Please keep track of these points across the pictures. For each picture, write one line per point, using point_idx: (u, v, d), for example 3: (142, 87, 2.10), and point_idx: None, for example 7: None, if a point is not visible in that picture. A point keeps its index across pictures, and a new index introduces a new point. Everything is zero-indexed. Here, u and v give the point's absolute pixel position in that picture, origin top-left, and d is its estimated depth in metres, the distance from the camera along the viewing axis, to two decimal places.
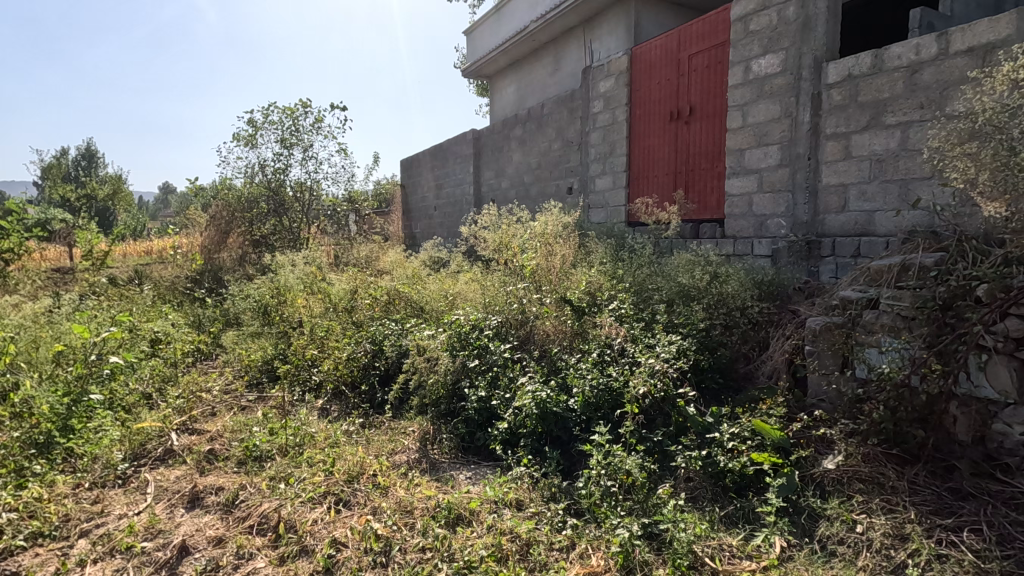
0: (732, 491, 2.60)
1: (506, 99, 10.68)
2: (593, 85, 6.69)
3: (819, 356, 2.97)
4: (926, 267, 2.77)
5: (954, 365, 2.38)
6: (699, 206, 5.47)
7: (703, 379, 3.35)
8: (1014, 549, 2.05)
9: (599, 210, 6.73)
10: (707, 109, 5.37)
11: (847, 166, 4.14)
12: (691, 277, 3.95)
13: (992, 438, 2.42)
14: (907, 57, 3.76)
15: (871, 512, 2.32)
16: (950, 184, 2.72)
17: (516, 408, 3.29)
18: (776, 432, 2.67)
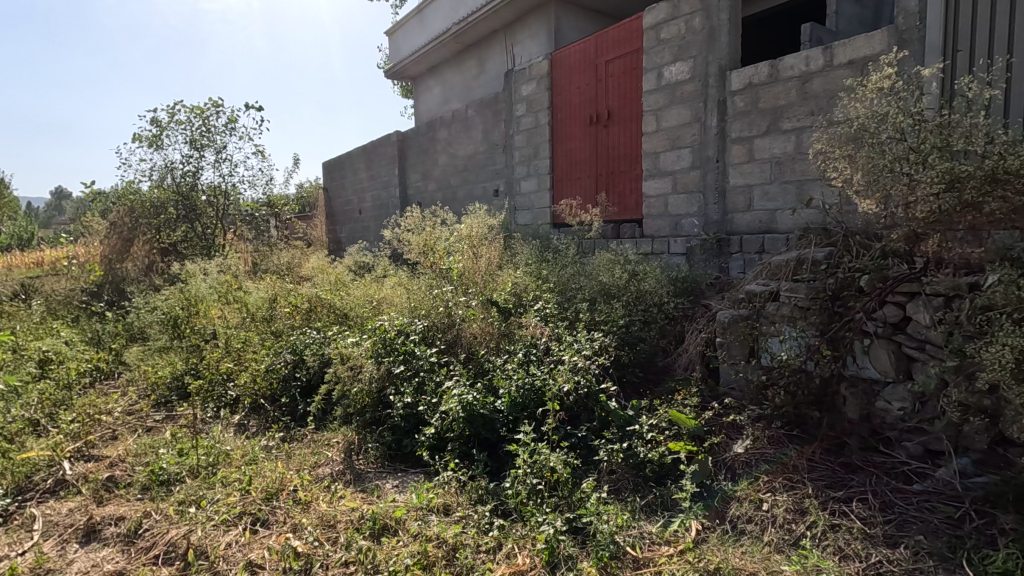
0: (652, 480, 2.70)
1: (431, 101, 10.58)
2: (516, 88, 6.77)
3: (728, 347, 3.14)
4: (818, 261, 3.00)
5: (842, 349, 2.65)
6: (620, 207, 5.66)
7: (625, 375, 3.45)
8: (895, 514, 2.27)
9: (525, 212, 6.81)
10: (624, 114, 5.57)
11: (751, 168, 4.42)
12: (612, 276, 4.09)
13: (878, 414, 2.66)
14: (799, 67, 4.07)
15: (775, 490, 2.48)
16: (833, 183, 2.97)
17: (443, 412, 3.26)
18: (690, 421, 2.80)
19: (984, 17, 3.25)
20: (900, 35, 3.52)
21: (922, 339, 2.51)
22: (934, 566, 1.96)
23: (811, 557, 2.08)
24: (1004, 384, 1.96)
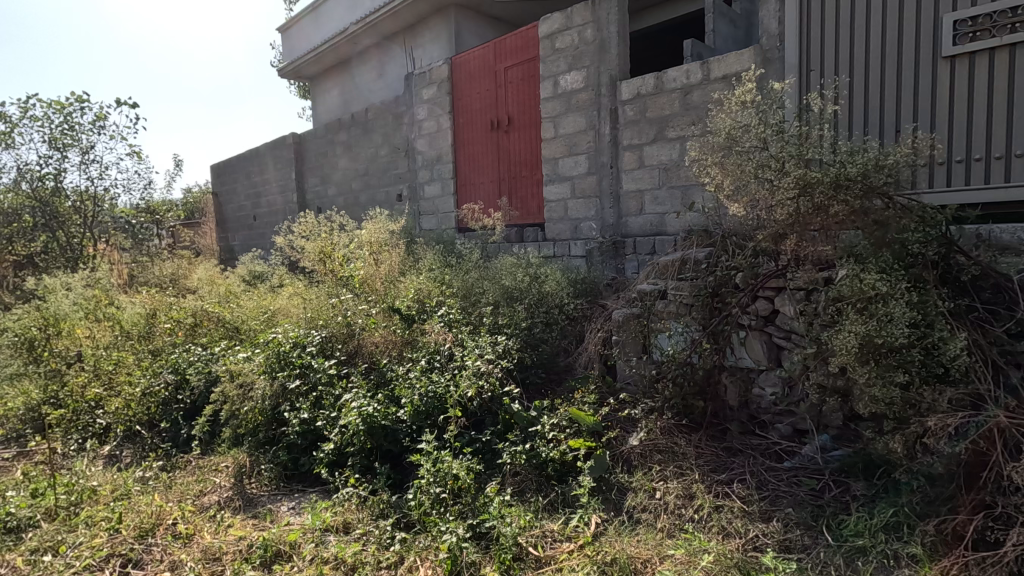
0: (554, 479, 2.76)
1: (330, 103, 10.17)
2: (417, 92, 6.69)
3: (623, 344, 3.28)
4: (700, 260, 3.21)
5: (722, 342, 2.85)
6: (523, 212, 5.75)
7: (527, 376, 3.52)
8: (769, 490, 2.47)
9: (429, 217, 6.74)
10: (523, 120, 5.68)
11: (641, 174, 4.67)
12: (515, 279, 4.13)
13: (754, 400, 2.90)
14: (681, 80, 4.37)
15: (666, 478, 2.62)
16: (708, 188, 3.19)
17: (342, 426, 3.12)
18: (589, 418, 2.89)
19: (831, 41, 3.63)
20: (765, 54, 3.85)
21: (788, 330, 2.80)
22: (801, 535, 2.16)
23: (696, 539, 2.22)
24: (851, 366, 2.20)
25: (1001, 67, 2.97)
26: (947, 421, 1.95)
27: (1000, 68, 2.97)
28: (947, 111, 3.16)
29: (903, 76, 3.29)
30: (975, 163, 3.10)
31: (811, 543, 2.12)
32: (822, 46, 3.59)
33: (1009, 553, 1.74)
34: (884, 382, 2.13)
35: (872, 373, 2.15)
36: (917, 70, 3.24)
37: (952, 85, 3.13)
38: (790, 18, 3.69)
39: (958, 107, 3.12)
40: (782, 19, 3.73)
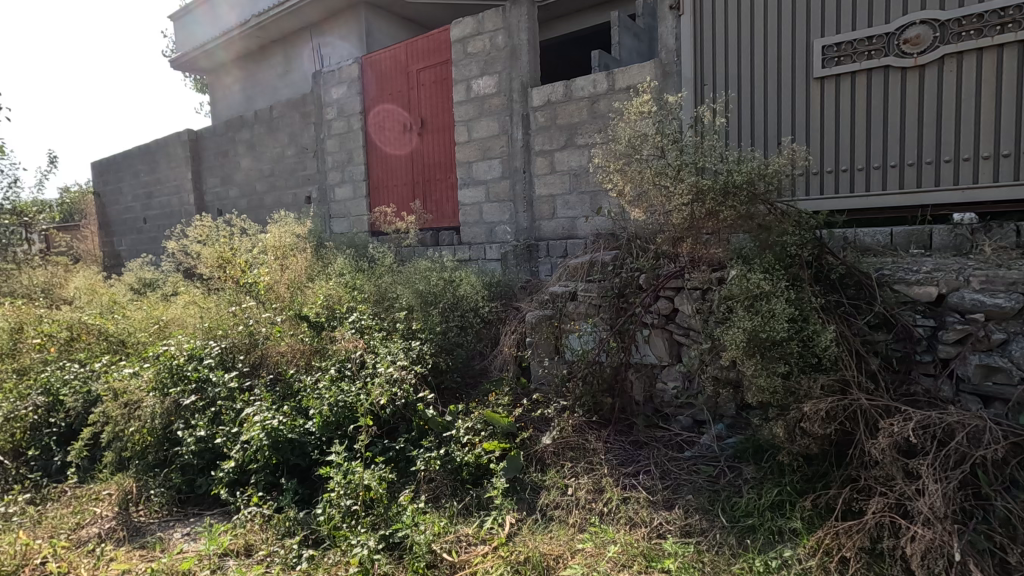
0: (469, 482, 2.77)
1: (230, 99, 9.57)
2: (325, 91, 6.45)
3: (536, 346, 3.33)
4: (607, 263, 3.35)
5: (627, 339, 3.01)
6: (438, 215, 5.71)
7: (442, 382, 3.49)
8: (671, 479, 2.61)
9: (340, 220, 6.51)
10: (436, 123, 5.64)
11: (553, 179, 4.79)
12: (428, 283, 4.02)
13: (657, 394, 3.06)
14: (588, 89, 4.53)
15: (578, 474, 2.71)
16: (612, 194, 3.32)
17: (244, 442, 2.94)
18: (503, 420, 2.93)
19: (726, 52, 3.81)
20: (664, 67, 4.15)
21: (687, 327, 2.95)
22: (699, 519, 2.31)
23: (604, 532, 2.31)
24: (741, 360, 2.38)
25: (860, 89, 3.34)
26: (820, 405, 2.15)
27: (860, 89, 3.35)
28: (818, 126, 3.51)
29: (781, 93, 3.61)
30: (842, 173, 3.46)
31: (708, 526, 2.27)
32: (713, 62, 3.87)
33: (871, 521, 1.93)
34: (768, 372, 2.31)
35: (758, 365, 2.33)
36: (793, 88, 3.56)
37: (823, 103, 3.48)
38: (685, 35, 3.96)
39: (827, 123, 3.48)
40: (679, 35, 3.99)
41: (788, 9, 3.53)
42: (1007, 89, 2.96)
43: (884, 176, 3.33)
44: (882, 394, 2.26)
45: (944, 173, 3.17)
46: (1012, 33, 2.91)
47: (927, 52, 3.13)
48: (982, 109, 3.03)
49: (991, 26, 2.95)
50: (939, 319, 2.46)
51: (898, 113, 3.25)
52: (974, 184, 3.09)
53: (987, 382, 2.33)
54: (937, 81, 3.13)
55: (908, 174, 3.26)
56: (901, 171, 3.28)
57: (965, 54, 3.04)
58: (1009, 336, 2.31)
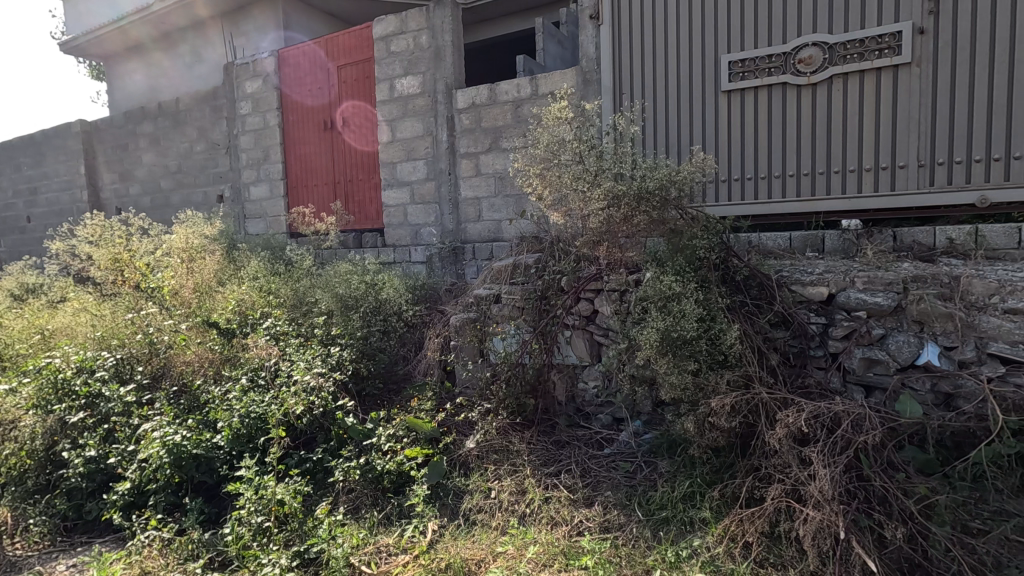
0: (390, 491, 2.70)
1: (131, 88, 8.82)
2: (238, 84, 6.09)
3: (461, 349, 3.31)
4: (530, 265, 3.37)
5: (550, 341, 3.05)
6: (361, 217, 5.55)
7: (363, 389, 3.41)
8: (591, 477, 2.67)
9: (256, 220, 6.17)
10: (358, 122, 5.48)
11: (478, 182, 4.79)
12: (349, 286, 3.87)
13: (579, 394, 3.12)
14: (512, 93, 4.56)
15: (501, 476, 2.71)
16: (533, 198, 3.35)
17: (142, 461, 2.72)
18: (426, 425, 2.88)
19: (643, 61, 3.95)
20: (585, 75, 4.20)
21: (606, 328, 3.05)
22: (617, 514, 2.38)
23: (525, 533, 2.34)
24: (654, 359, 2.48)
25: (762, 103, 3.59)
26: (725, 400, 2.29)
27: (762, 104, 3.59)
28: (725, 137, 3.73)
29: (692, 105, 3.80)
30: (747, 182, 3.69)
31: (626, 521, 2.34)
32: (630, 72, 4.00)
33: (771, 506, 2.07)
34: (679, 370, 2.42)
35: (670, 363, 2.44)
36: (703, 101, 3.77)
37: (730, 115, 3.70)
38: (604, 44, 4.04)
39: (733, 134, 3.70)
40: (597, 45, 4.10)
41: (698, 25, 3.73)
42: (885, 108, 3.28)
43: (784, 185, 3.59)
44: (780, 387, 2.43)
45: (834, 183, 3.46)
46: (888, 58, 3.23)
47: (818, 71, 3.41)
48: (865, 125, 3.35)
49: (871, 50, 3.28)
50: (829, 316, 2.69)
51: (795, 127, 3.52)
52: (860, 193, 3.40)
53: (869, 373, 2.57)
54: (827, 98, 3.42)
55: (804, 183, 3.53)
56: (798, 180, 3.55)
57: (850, 75, 3.35)
58: (886, 331, 2.58)
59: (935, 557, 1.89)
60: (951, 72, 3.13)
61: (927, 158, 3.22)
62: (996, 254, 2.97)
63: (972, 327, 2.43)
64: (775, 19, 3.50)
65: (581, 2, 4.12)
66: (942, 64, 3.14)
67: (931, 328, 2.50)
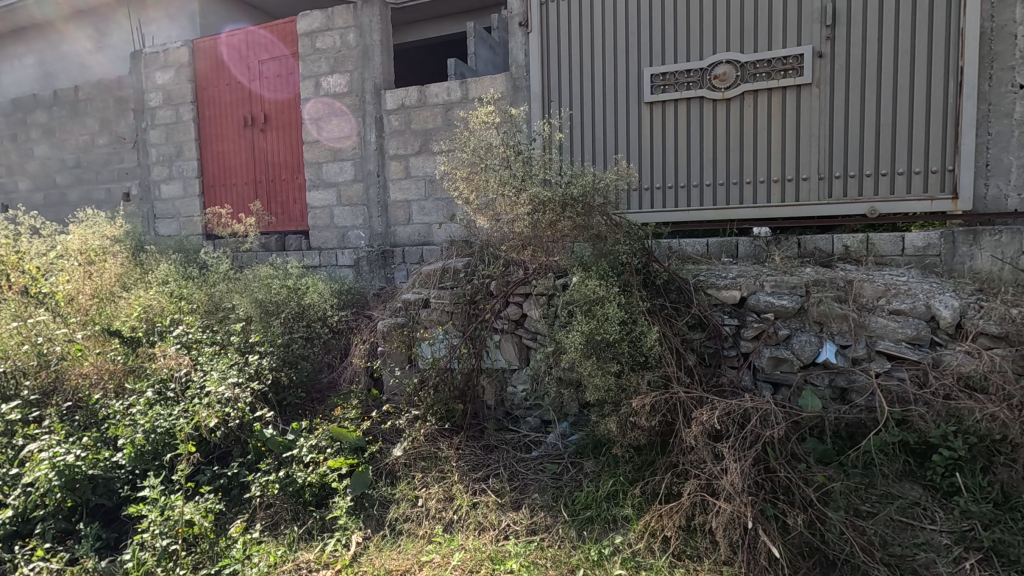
0: (312, 504, 2.61)
1: (19, 72, 7.97)
2: (147, 74, 5.67)
3: (388, 355, 3.23)
4: (459, 270, 3.35)
5: (478, 345, 3.05)
6: (284, 218, 5.32)
7: (283, 398, 3.28)
8: (519, 480, 2.69)
9: (167, 221, 5.76)
10: (281, 119, 5.25)
11: (408, 184, 4.72)
12: (269, 291, 3.63)
13: (508, 398, 3.13)
14: (443, 96, 4.53)
15: (428, 484, 2.68)
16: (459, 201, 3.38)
17: (26, 486, 2.45)
18: (351, 434, 2.80)
19: (570, 70, 4.03)
20: (515, 81, 4.22)
21: (534, 331, 3.08)
22: (544, 516, 2.42)
23: (452, 541, 2.33)
24: (579, 361, 2.54)
25: (681, 115, 3.77)
26: (645, 400, 2.37)
27: (681, 116, 3.77)
28: (647, 147, 3.88)
29: (617, 115, 3.93)
30: (668, 190, 3.86)
31: (552, 522, 2.39)
32: (558, 80, 4.07)
33: (688, 501, 2.17)
34: (603, 372, 2.49)
35: (594, 365, 2.50)
36: (627, 111, 3.90)
37: (652, 126, 3.85)
38: (534, 51, 4.09)
39: (654, 144, 3.86)
40: (527, 52, 4.12)
41: (622, 38, 3.87)
42: (790, 124, 3.54)
43: (701, 194, 3.78)
44: (696, 386, 2.55)
45: (746, 193, 3.69)
46: (792, 78, 3.49)
47: (732, 87, 3.63)
48: (772, 139, 3.59)
49: (777, 70, 3.53)
50: (740, 318, 2.85)
51: (711, 139, 3.72)
52: (768, 202, 3.64)
53: (776, 371, 2.74)
54: (740, 113, 3.64)
55: (720, 193, 3.74)
56: (714, 190, 3.76)
57: (759, 92, 3.59)
58: (792, 331, 2.77)
59: (831, 540, 2.05)
60: (845, 93, 3.42)
61: (826, 172, 3.51)
62: (884, 261, 3.29)
63: (863, 326, 2.68)
64: (693, 37, 3.69)
65: (512, 9, 4.14)
66: (837, 85, 3.43)
67: (829, 328, 2.73)
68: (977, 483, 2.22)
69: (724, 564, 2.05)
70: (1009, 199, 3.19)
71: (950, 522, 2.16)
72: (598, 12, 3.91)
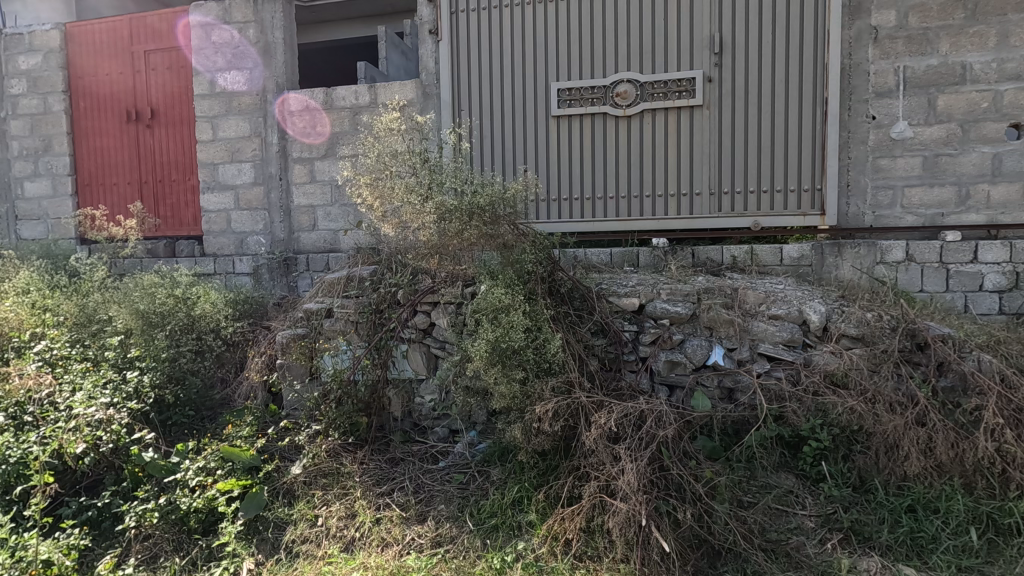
0: (199, 532, 2.42)
1: None
2: (7, 58, 5.03)
3: (288, 368, 3.09)
4: (365, 278, 3.28)
5: (384, 355, 2.97)
6: (173, 222, 4.92)
7: (168, 418, 3.01)
8: (425, 492, 2.65)
9: (32, 223, 5.13)
10: (171, 115, 4.86)
11: (313, 189, 4.53)
12: (152, 300, 3.31)
13: (415, 408, 3.06)
14: (350, 99, 4.40)
15: (329, 502, 2.60)
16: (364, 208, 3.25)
17: None
18: (244, 454, 2.62)
19: (480, 80, 4.06)
20: (425, 89, 4.17)
21: (443, 340, 3.05)
22: (449, 527, 2.42)
23: (354, 560, 2.30)
24: (484, 370, 2.55)
25: (586, 130, 3.92)
26: (548, 406, 2.42)
27: (586, 130, 3.92)
28: (555, 159, 3.99)
29: (526, 127, 4.01)
30: (574, 202, 3.99)
31: (457, 532, 2.39)
32: (468, 90, 4.09)
33: (588, 503, 2.24)
34: (508, 379, 2.52)
35: (499, 373, 2.53)
36: (536, 123, 3.99)
37: (559, 138, 3.97)
38: (444, 60, 4.07)
39: (561, 157, 3.98)
40: (437, 60, 4.10)
41: (530, 53, 3.96)
42: (684, 142, 3.79)
43: (605, 206, 3.95)
44: (597, 390, 2.63)
45: (645, 206, 3.89)
46: (685, 100, 3.75)
47: (632, 105, 3.83)
48: (669, 156, 3.82)
49: (673, 91, 3.77)
50: (639, 324, 2.99)
51: (613, 153, 3.90)
52: (666, 215, 3.86)
53: (671, 373, 2.89)
54: (640, 130, 3.84)
55: (622, 205, 3.92)
56: (617, 202, 3.93)
57: (657, 111, 3.81)
58: (685, 336, 2.95)
59: (717, 532, 2.20)
60: (731, 116, 3.72)
61: (716, 188, 3.79)
62: (765, 270, 3.59)
63: (746, 331, 2.92)
64: (597, 56, 3.86)
65: (421, 16, 4.11)
66: (725, 108, 3.72)
67: (717, 333, 2.94)
68: (839, 469, 2.48)
69: (620, 562, 2.15)
70: (865, 216, 3.60)
71: (818, 507, 2.39)
72: (507, 26, 3.99)
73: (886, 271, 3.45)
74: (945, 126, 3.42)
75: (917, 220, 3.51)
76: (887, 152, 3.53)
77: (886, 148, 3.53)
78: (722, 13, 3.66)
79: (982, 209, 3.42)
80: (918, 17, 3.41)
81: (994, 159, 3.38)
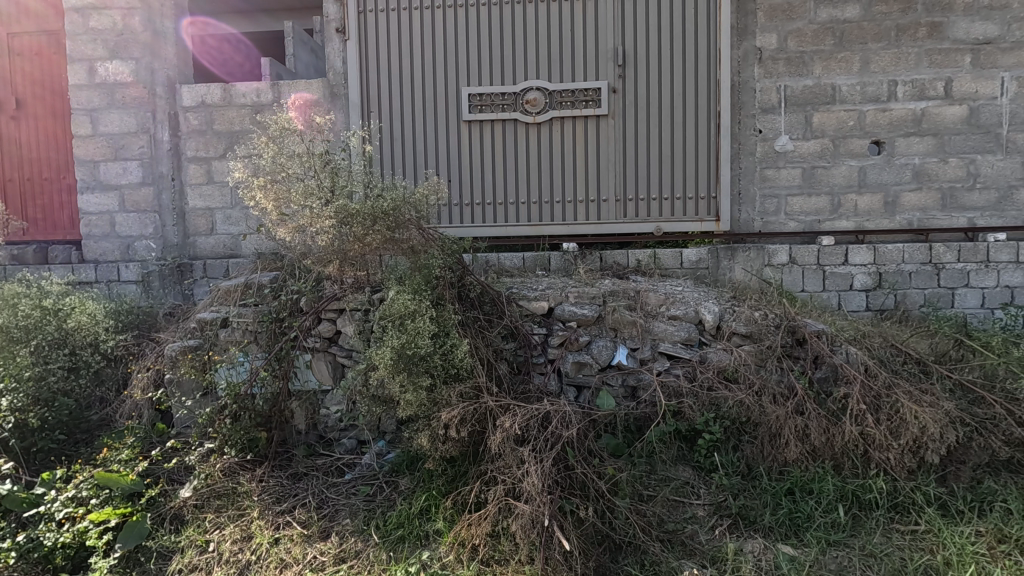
0: (66, 570, 2.24)
1: None
2: None
3: (178, 383, 2.87)
4: (264, 285, 3.13)
5: (285, 366, 2.81)
6: (45, 225, 4.44)
7: (32, 445, 2.70)
8: (329, 506, 2.55)
9: None
10: (39, 107, 4.38)
11: (210, 190, 4.26)
12: (14, 314, 2.94)
13: (321, 420, 2.94)
14: (251, 97, 4.17)
15: (223, 524, 2.45)
16: (263, 212, 3.05)
17: None
18: (124, 479, 2.41)
19: (390, 81, 3.98)
20: (332, 88, 4.02)
21: (349, 348, 2.95)
22: (353, 542, 2.36)
23: None
24: (389, 379, 2.50)
25: (498, 135, 3.95)
26: (455, 412, 2.40)
27: (498, 136, 3.95)
28: (467, 164, 3.99)
29: (438, 131, 3.98)
30: (486, 207, 4.01)
31: (362, 547, 2.34)
32: (377, 91, 4.00)
33: (495, 508, 2.26)
34: (414, 386, 2.48)
35: (405, 380, 2.48)
36: (447, 128, 3.98)
37: (471, 143, 3.97)
38: (351, 60, 3.96)
39: (473, 162, 3.99)
40: (344, 59, 3.98)
41: (440, 56, 3.95)
42: (591, 150, 3.92)
43: (517, 211, 4.00)
44: (505, 394, 2.64)
45: (555, 211, 3.98)
46: (592, 109, 3.88)
47: (542, 112, 3.91)
48: (578, 163, 3.94)
49: (580, 101, 3.89)
50: (548, 327, 3.05)
51: (524, 159, 3.96)
52: (575, 221, 3.98)
53: (578, 374, 2.97)
54: (549, 137, 3.93)
55: (534, 210, 3.99)
56: (529, 207, 4.00)
57: (565, 119, 3.91)
58: (591, 338, 3.04)
59: (618, 527, 2.29)
60: (635, 125, 3.89)
61: (622, 194, 3.95)
62: (667, 273, 3.79)
63: (648, 331, 3.06)
64: (507, 62, 3.91)
65: (327, 13, 3.97)
66: (628, 118, 3.89)
67: (621, 334, 3.06)
68: (730, 459, 2.65)
69: (525, 563, 2.18)
70: (755, 222, 3.89)
71: (710, 495, 2.55)
72: (415, 29, 3.94)
73: (773, 273, 3.76)
74: (820, 141, 3.77)
75: (799, 225, 3.85)
76: (772, 164, 3.83)
77: (771, 159, 3.83)
78: (624, 27, 3.83)
79: (851, 216, 3.80)
80: (796, 41, 3.73)
81: (861, 172, 3.77)
